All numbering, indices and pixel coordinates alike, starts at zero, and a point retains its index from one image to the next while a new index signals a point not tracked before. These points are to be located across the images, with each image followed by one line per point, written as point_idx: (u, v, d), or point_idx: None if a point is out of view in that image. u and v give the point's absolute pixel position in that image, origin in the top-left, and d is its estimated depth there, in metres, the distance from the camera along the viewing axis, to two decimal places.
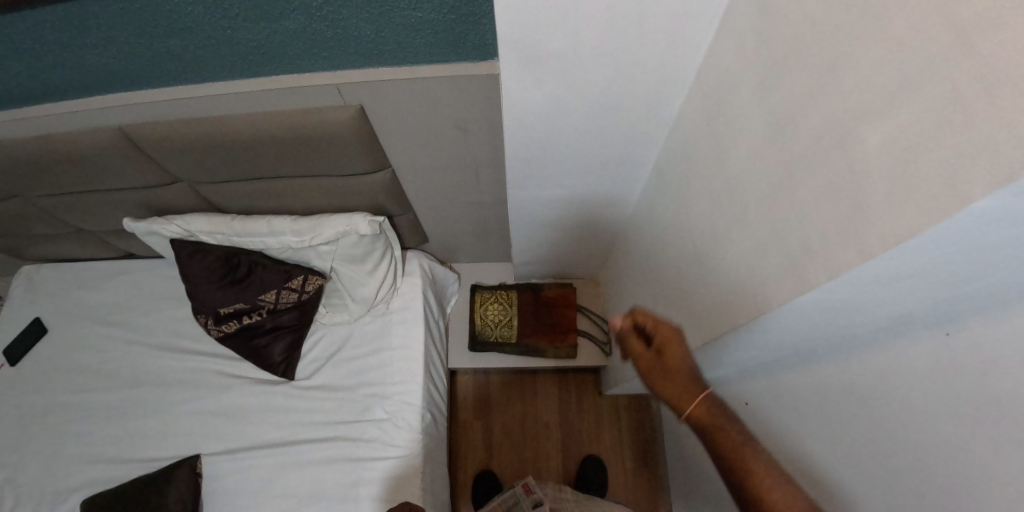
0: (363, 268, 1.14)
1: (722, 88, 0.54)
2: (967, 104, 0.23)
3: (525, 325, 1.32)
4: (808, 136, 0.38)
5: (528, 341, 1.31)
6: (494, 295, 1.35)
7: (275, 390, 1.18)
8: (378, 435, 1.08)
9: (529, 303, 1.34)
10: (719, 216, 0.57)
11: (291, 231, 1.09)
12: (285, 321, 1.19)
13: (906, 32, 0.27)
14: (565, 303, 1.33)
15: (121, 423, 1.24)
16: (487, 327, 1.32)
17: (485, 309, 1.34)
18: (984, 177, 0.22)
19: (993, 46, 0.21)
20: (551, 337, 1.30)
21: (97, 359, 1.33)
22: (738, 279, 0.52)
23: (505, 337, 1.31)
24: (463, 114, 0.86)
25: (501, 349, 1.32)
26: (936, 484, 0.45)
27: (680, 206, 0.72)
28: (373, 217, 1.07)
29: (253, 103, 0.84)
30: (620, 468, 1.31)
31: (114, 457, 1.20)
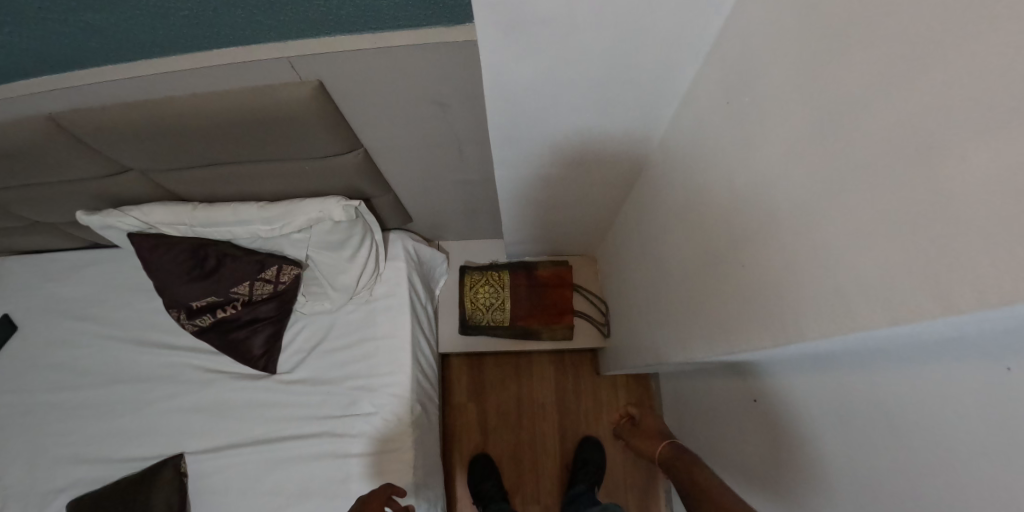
0: (341, 256, 1.06)
1: (753, 62, 0.44)
2: None
3: (521, 307, 1.28)
4: (871, 142, 0.29)
5: (524, 323, 1.27)
6: (484, 277, 1.29)
7: (260, 385, 1.14)
8: (366, 430, 1.05)
9: (522, 284, 1.28)
10: (743, 216, 0.50)
11: (258, 219, 1.00)
12: (263, 312, 1.13)
13: None
14: (561, 283, 1.28)
15: (107, 422, 1.21)
16: (478, 311, 1.27)
17: (476, 292, 1.28)
18: None
19: None
20: (548, 318, 1.26)
21: (73, 356, 1.28)
22: (766, 291, 0.45)
23: (498, 320, 1.27)
24: (441, 87, 0.75)
25: (495, 332, 1.28)
26: None
27: (694, 194, 0.63)
28: (348, 202, 0.98)
29: (193, 82, 0.72)
30: (616, 445, 1.32)
31: (100, 456, 1.17)
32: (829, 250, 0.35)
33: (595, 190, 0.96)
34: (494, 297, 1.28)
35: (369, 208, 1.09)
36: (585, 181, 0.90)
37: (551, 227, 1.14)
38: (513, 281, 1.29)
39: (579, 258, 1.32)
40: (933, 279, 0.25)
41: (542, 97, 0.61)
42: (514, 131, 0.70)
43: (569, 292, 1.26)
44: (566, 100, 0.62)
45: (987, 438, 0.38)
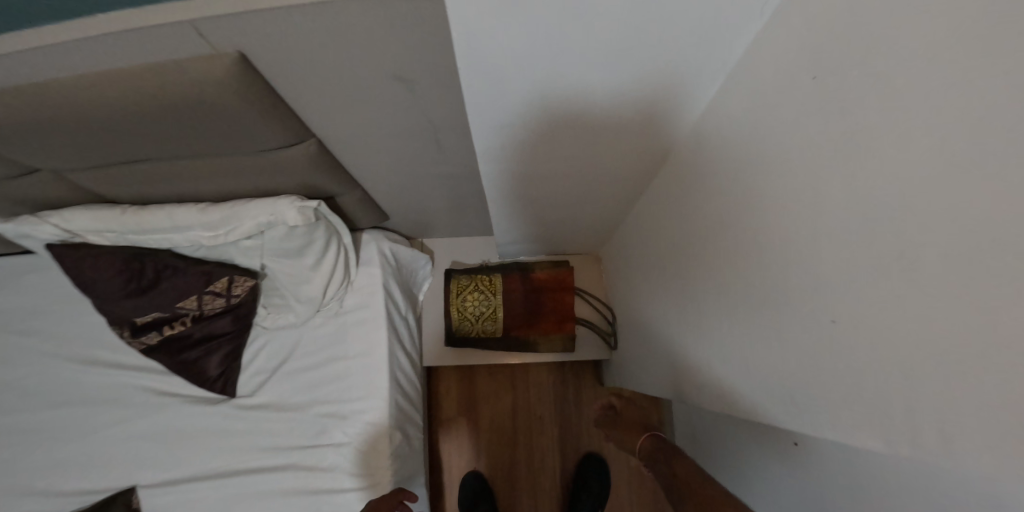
0: (302, 264, 0.90)
1: (901, 1, 0.26)
2: None
3: (515, 316, 1.12)
4: None
5: (518, 333, 1.13)
6: (473, 283, 1.12)
7: (218, 410, 1.01)
8: (340, 462, 0.92)
9: (517, 290, 1.12)
10: (847, 246, 0.35)
11: (199, 224, 0.83)
12: (219, 328, 0.99)
13: None
14: (562, 287, 1.12)
15: (51, 449, 1.07)
16: (467, 322, 1.12)
17: (464, 300, 1.12)
18: None
19: None
20: (545, 327, 1.12)
21: (9, 375, 1.13)
22: (893, 354, 0.31)
23: (490, 332, 1.13)
24: (409, 62, 0.58)
25: (485, 344, 1.14)
26: None
27: (745, 202, 0.48)
28: (302, 200, 0.81)
29: (76, 56, 0.54)
30: (618, 462, 1.21)
31: (44, 489, 1.04)
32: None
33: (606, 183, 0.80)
34: (484, 306, 1.11)
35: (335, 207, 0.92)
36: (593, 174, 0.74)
37: (548, 225, 0.99)
38: (507, 286, 1.12)
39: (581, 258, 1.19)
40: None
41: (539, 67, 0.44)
42: (500, 112, 0.53)
43: (569, 297, 1.11)
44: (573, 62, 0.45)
45: None
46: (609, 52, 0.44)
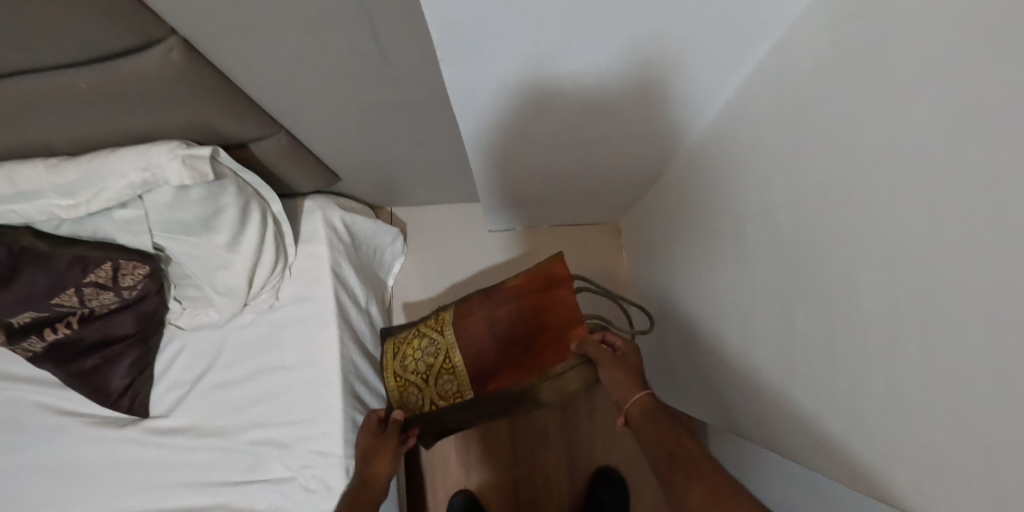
0: (209, 243, 0.64)
1: None
2: None
3: (488, 357, 0.71)
4: None
5: (498, 380, 0.71)
6: (413, 331, 0.78)
7: (124, 435, 0.78)
8: (279, 504, 0.70)
9: (476, 314, 0.72)
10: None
11: (49, 189, 0.57)
12: (116, 332, 0.75)
13: None
14: (553, 289, 0.70)
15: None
16: (410, 390, 0.74)
17: (402, 359, 0.76)
18: None
19: None
20: (545, 358, 0.69)
21: None
22: None
23: (453, 393, 0.72)
24: None
25: (455, 415, 0.73)
26: None
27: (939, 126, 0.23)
28: (190, 146, 0.54)
29: None
30: (632, 473, 1.02)
31: None
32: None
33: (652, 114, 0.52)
34: (430, 356, 0.73)
35: (245, 164, 0.64)
36: (640, 103, 0.49)
37: (558, 184, 0.76)
38: (460, 316, 0.74)
39: (595, 228, 1.03)
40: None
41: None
42: None
43: (568, 297, 0.68)
44: None
45: None
46: None
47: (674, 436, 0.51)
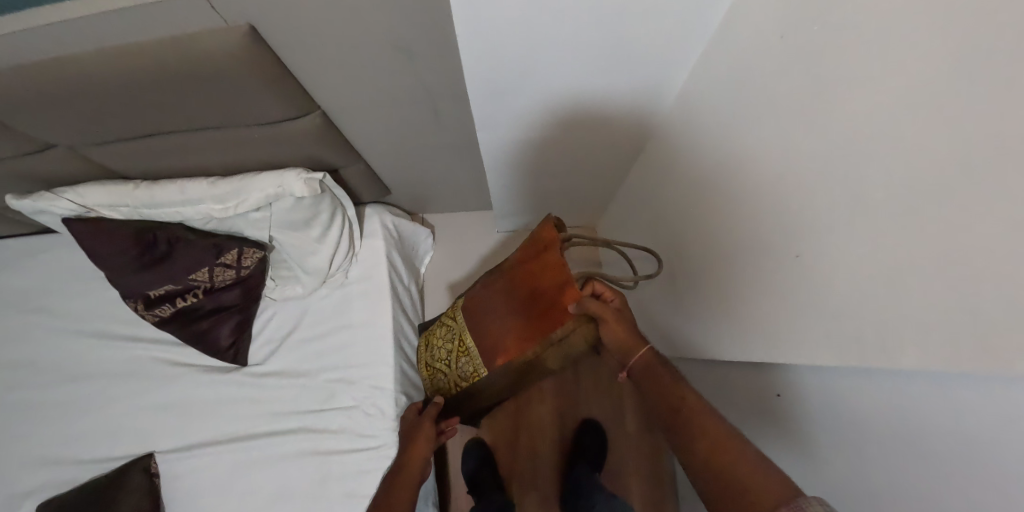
0: (308, 235, 0.93)
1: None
2: None
3: (496, 335, 0.80)
4: None
5: (506, 353, 0.78)
6: (436, 325, 0.98)
7: (228, 379, 1.05)
8: (347, 425, 0.98)
9: (484, 295, 0.83)
10: (862, 192, 0.37)
11: (210, 197, 0.86)
12: (227, 301, 1.02)
13: None
14: (544, 255, 0.72)
15: (74, 419, 1.11)
16: (440, 373, 0.93)
17: (431, 350, 0.97)
18: None
19: None
20: (544, 326, 0.72)
21: (30, 350, 1.16)
22: (880, 281, 0.37)
23: (471, 372, 0.85)
24: (403, 33, 0.59)
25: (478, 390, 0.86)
26: None
27: (740, 165, 0.54)
28: (308, 172, 0.84)
29: (107, 27, 0.57)
30: (614, 426, 1.23)
31: (67, 457, 1.08)
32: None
33: (607, 150, 0.82)
34: (451, 340, 0.90)
35: (338, 180, 0.95)
36: (601, 142, 0.78)
37: (548, 198, 1.05)
38: (468, 304, 0.87)
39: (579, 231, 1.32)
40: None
41: (555, 22, 0.47)
42: (485, 78, 0.56)
43: (556, 259, 0.69)
44: (579, 24, 0.48)
45: None
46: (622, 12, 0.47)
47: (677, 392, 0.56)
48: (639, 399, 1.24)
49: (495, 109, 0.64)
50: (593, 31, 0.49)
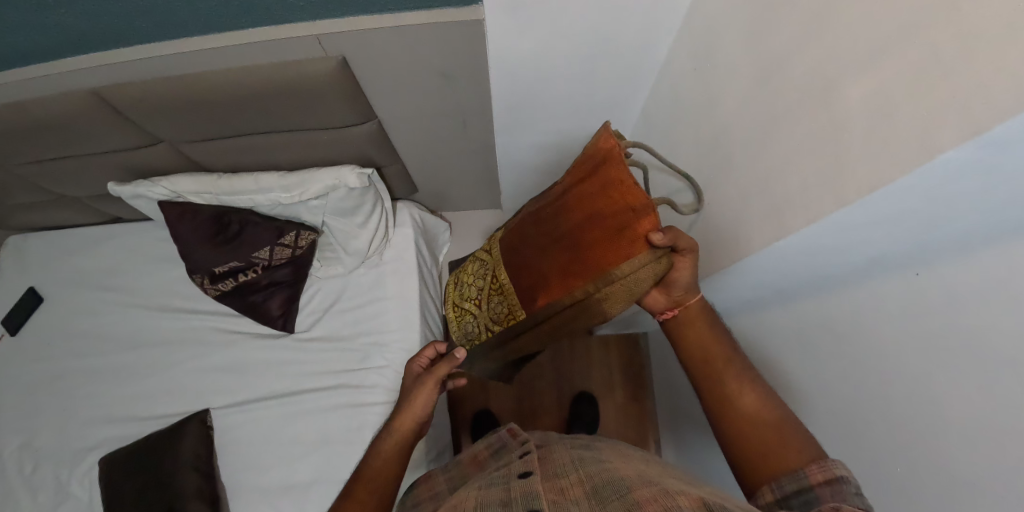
0: (354, 221, 1.14)
1: (719, 45, 0.54)
2: (949, 67, 0.26)
3: (541, 272, 0.74)
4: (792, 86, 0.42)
5: (552, 294, 0.72)
6: (467, 262, 1.04)
7: (277, 343, 1.22)
8: (379, 381, 1.15)
9: (532, 230, 0.76)
10: None
11: (279, 187, 1.07)
12: (280, 277, 1.20)
13: (882, 16, 0.32)
14: (602, 170, 0.60)
15: (130, 384, 1.24)
16: (468, 314, 0.99)
17: (460, 287, 1.05)
18: (958, 132, 0.26)
19: (970, 19, 0.25)
20: (601, 262, 0.63)
21: (94, 323, 1.30)
22: (724, 225, 0.58)
23: (505, 314, 0.86)
24: (448, 63, 0.81)
25: (505, 333, 0.87)
26: (864, 394, 0.55)
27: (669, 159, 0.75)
28: (363, 171, 1.06)
29: (233, 55, 0.78)
30: (603, 395, 1.42)
31: (127, 415, 1.21)
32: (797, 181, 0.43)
33: None
34: (481, 277, 0.95)
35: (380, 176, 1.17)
36: None
37: None
38: (504, 242, 0.87)
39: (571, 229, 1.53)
40: (851, 178, 0.35)
41: (558, 56, 0.68)
42: (505, 95, 0.78)
43: (625, 176, 0.58)
44: (571, 58, 0.69)
45: (900, 334, 0.48)
46: (600, 51, 0.68)
47: (717, 347, 0.58)
48: (626, 372, 1.43)
49: (510, 119, 0.85)
50: (582, 63, 0.71)
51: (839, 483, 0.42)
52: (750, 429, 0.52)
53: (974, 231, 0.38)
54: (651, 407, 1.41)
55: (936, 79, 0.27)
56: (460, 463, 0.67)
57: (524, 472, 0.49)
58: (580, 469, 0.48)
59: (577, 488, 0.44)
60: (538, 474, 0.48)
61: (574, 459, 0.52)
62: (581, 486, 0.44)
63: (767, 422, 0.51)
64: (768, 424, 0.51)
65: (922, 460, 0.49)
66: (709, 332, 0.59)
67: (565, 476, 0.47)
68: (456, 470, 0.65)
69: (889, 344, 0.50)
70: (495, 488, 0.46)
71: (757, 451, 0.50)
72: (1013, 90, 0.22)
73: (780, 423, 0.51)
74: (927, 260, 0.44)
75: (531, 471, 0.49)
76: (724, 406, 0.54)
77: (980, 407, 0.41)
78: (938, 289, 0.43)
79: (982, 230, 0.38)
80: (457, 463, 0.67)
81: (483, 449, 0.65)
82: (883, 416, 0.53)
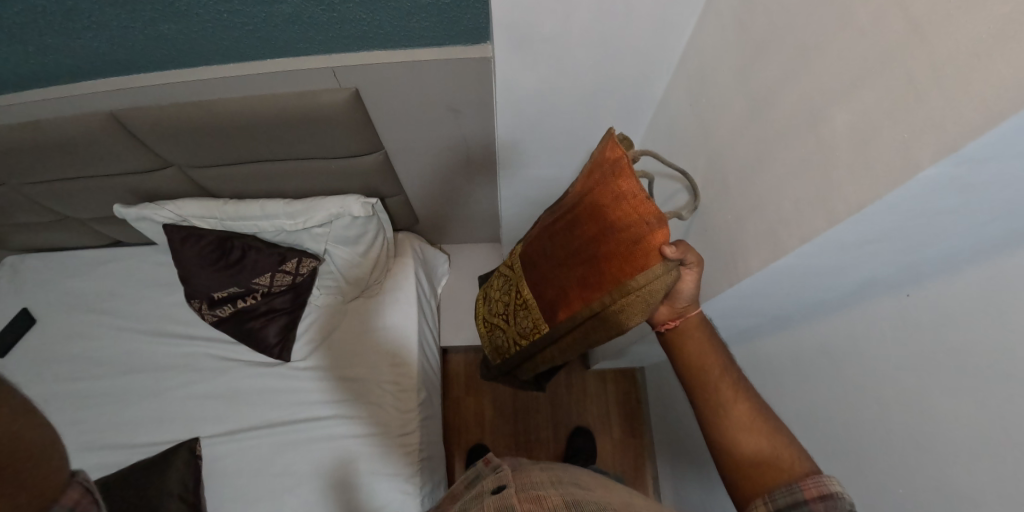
0: (356, 250, 1.15)
1: (713, 81, 0.58)
2: (928, 92, 0.29)
3: (560, 285, 0.75)
4: (783, 115, 0.45)
5: (571, 306, 0.73)
6: (495, 274, 1.04)
7: (271, 371, 1.19)
8: (373, 411, 1.12)
9: (549, 244, 0.78)
10: None
11: (285, 214, 1.09)
12: (280, 303, 1.18)
13: (863, 49, 0.34)
14: (612, 182, 0.60)
15: (115, 411, 1.19)
16: (497, 329, 1.00)
17: (488, 301, 1.05)
18: (936, 150, 0.28)
19: (948, 46, 0.27)
20: (611, 273, 0.63)
21: (84, 346, 1.27)
22: (722, 251, 0.59)
23: (530, 328, 0.86)
24: (455, 97, 0.86)
25: (529, 347, 0.87)
26: (869, 422, 0.53)
27: (665, 190, 0.78)
28: (370, 202, 1.08)
29: (249, 85, 0.81)
30: (600, 432, 1.37)
31: (109, 443, 1.15)
32: (789, 204, 0.44)
33: None
34: (506, 290, 0.96)
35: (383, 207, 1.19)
36: None
37: None
38: (525, 256, 0.88)
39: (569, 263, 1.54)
40: (841, 199, 0.37)
41: (560, 91, 0.73)
42: (509, 126, 0.81)
43: (635, 188, 0.57)
44: (572, 93, 0.73)
45: (896, 356, 0.48)
46: (600, 87, 0.72)
47: (707, 353, 0.60)
48: (623, 408, 1.39)
49: (512, 152, 0.89)
50: (583, 98, 0.75)
51: (831, 499, 0.46)
52: (739, 442, 0.54)
53: (956, 249, 0.39)
54: (650, 446, 1.36)
55: (911, 102, 0.30)
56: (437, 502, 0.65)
57: (498, 488, 0.48)
58: (558, 489, 0.48)
59: (554, 500, 0.44)
60: (513, 489, 0.47)
61: (549, 480, 0.51)
62: (556, 500, 0.44)
63: (762, 444, 0.53)
64: (760, 441, 0.53)
65: (926, 488, 0.47)
66: (708, 346, 0.60)
67: (540, 490, 0.47)
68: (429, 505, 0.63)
69: (889, 370, 0.49)
70: (470, 506, 0.45)
71: (752, 468, 0.53)
72: (988, 105, 0.24)
73: (779, 443, 0.53)
74: (916, 282, 0.45)
75: (505, 486, 0.48)
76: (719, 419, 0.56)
77: (979, 424, 0.40)
78: (929, 310, 0.44)
79: (965, 250, 0.39)
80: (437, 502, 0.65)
81: (460, 485, 0.68)
82: (887, 445, 0.51)
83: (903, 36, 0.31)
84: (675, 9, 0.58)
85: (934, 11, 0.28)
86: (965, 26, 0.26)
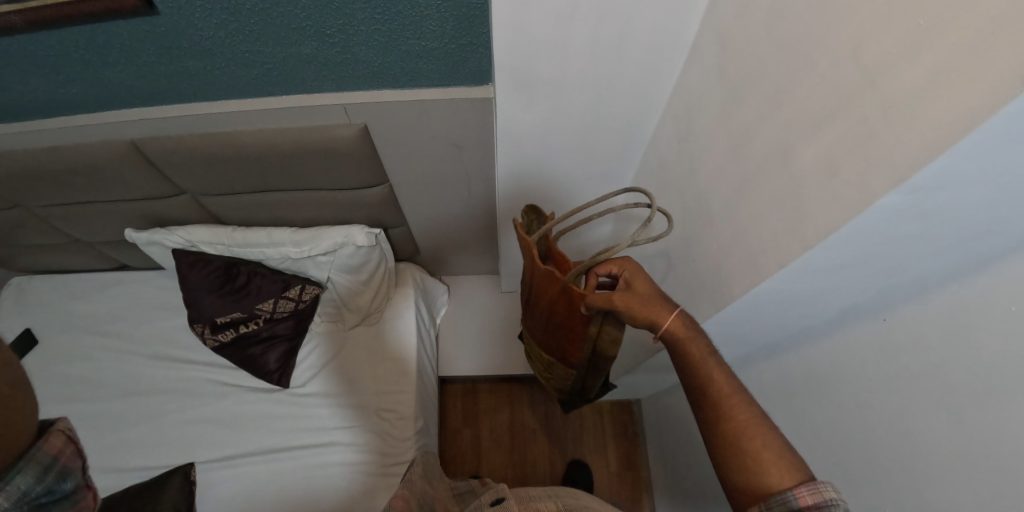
0: (359, 279, 1.18)
1: (698, 120, 0.63)
2: (881, 130, 0.32)
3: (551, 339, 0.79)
4: (760, 150, 0.48)
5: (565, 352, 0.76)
6: None
7: (267, 397, 1.18)
8: (369, 439, 1.11)
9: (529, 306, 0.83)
10: None
11: (291, 241, 1.12)
12: (281, 329, 1.19)
13: (825, 93, 0.38)
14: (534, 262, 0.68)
15: (105, 435, 1.16)
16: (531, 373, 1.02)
17: None
18: (889, 179, 0.31)
19: (895, 91, 0.31)
20: (574, 325, 0.68)
21: (82, 367, 1.27)
22: (710, 278, 0.61)
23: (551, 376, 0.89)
24: (458, 132, 0.91)
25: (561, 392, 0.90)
26: (860, 449, 0.53)
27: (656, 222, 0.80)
28: (371, 232, 1.11)
29: (265, 118, 0.87)
30: (598, 467, 1.33)
31: (96, 468, 1.12)
32: (768, 232, 0.47)
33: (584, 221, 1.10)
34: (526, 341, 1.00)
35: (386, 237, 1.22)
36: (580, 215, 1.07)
37: None
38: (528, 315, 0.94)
39: None
40: (812, 226, 0.40)
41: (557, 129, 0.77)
42: (507, 161, 0.85)
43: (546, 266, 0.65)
44: (568, 130, 0.78)
45: (881, 381, 0.49)
46: (594, 125, 0.77)
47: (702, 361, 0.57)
48: (621, 442, 1.36)
49: (511, 185, 0.93)
50: (578, 135, 0.79)
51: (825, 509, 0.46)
52: (758, 466, 0.52)
53: (925, 274, 0.41)
54: (649, 484, 1.31)
55: (867, 137, 0.34)
56: (432, 502, 0.66)
57: (497, 499, 0.48)
58: (556, 500, 0.50)
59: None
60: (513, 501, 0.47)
61: (548, 496, 0.53)
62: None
63: (758, 452, 0.52)
64: (756, 449, 0.52)
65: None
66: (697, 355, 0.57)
67: (540, 503, 0.49)
68: (426, 504, 0.64)
69: (876, 395, 0.50)
70: None
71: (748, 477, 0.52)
72: (932, 139, 0.28)
73: (777, 455, 0.52)
74: (891, 307, 0.46)
75: (504, 497, 0.48)
76: (731, 443, 0.53)
77: (965, 444, 0.41)
78: (907, 334, 0.45)
79: (937, 275, 0.41)
80: (433, 501, 0.66)
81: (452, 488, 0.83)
82: (879, 470, 0.51)
83: (858, 82, 0.34)
84: (661, 55, 0.64)
85: (882, 61, 0.32)
86: (908, 74, 0.30)
